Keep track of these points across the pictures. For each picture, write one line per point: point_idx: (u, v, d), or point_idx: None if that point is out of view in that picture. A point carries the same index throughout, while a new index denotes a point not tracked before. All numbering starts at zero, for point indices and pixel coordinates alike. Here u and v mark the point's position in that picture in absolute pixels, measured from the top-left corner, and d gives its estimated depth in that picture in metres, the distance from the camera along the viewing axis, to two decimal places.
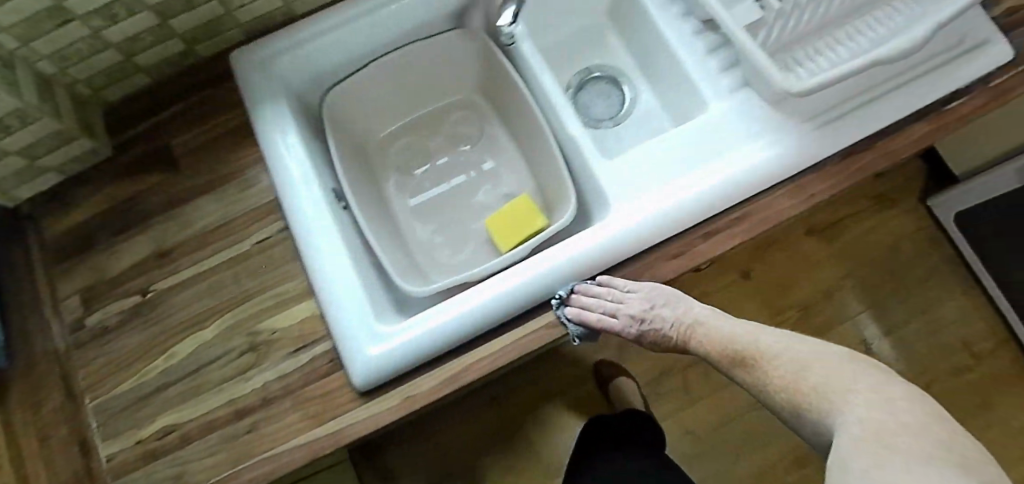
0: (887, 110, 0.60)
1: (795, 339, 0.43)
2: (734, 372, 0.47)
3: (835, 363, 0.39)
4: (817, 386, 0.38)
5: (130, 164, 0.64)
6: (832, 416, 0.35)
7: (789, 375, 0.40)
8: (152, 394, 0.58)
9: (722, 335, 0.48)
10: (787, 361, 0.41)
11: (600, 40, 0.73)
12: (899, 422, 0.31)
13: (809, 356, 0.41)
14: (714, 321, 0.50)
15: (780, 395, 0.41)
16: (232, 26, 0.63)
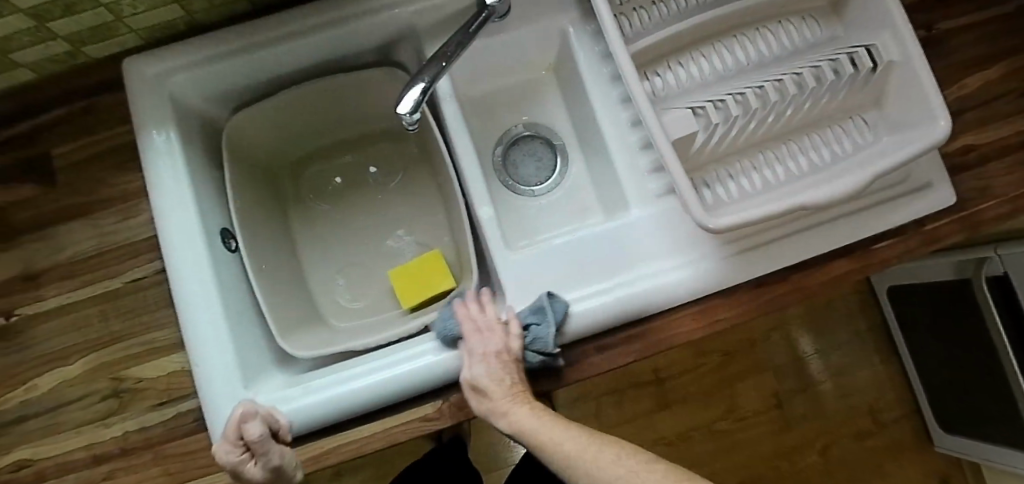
0: (811, 241, 0.57)
1: (556, 435, 0.44)
2: (527, 430, 0.46)
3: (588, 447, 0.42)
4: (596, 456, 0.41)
5: (5, 166, 0.59)
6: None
7: (561, 455, 0.43)
8: (12, 423, 0.56)
9: (533, 424, 0.46)
10: (557, 444, 0.44)
11: (540, 100, 0.69)
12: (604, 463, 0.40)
13: (550, 437, 0.44)
14: (519, 420, 0.46)
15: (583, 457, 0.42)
16: (126, 31, 0.57)
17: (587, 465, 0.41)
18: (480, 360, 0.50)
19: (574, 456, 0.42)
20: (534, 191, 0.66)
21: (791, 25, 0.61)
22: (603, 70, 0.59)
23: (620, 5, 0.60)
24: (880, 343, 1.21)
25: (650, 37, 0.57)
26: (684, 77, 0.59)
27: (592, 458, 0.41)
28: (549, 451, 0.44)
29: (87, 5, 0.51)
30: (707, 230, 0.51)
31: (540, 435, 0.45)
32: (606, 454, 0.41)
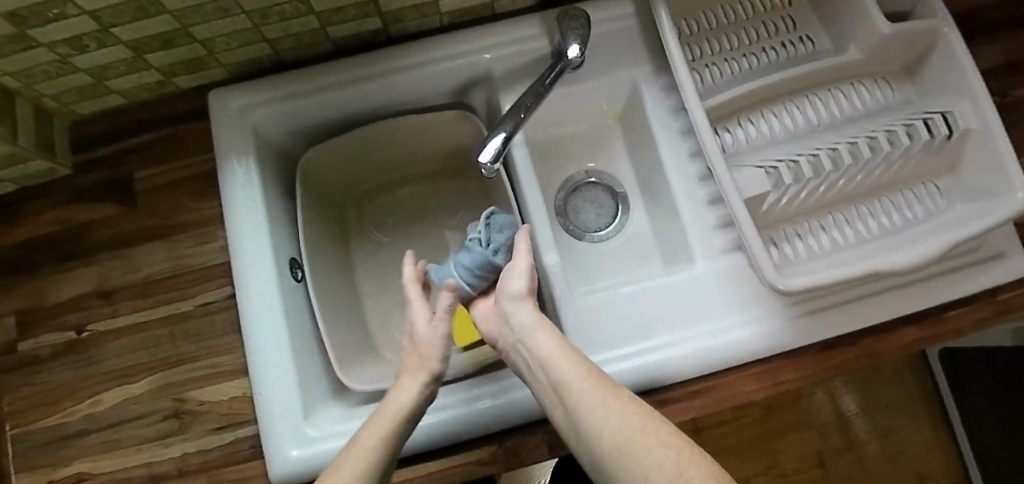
0: (886, 306, 0.56)
1: (577, 364, 0.42)
2: (548, 353, 0.44)
3: (612, 391, 0.39)
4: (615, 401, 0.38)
5: (92, 185, 0.62)
6: (604, 422, 0.37)
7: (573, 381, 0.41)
8: (75, 436, 0.57)
9: (556, 348, 0.44)
10: (571, 371, 0.42)
11: (605, 147, 0.70)
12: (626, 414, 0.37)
13: (567, 363, 0.42)
14: (541, 337, 0.45)
15: (600, 391, 0.39)
16: (216, 65, 0.59)
17: (604, 417, 0.38)
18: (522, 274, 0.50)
19: (590, 388, 0.40)
20: (594, 237, 0.68)
21: (864, 87, 0.61)
22: (674, 124, 0.60)
23: (694, 61, 0.61)
24: (928, 405, 1.16)
25: (725, 94, 0.58)
26: (755, 134, 0.59)
27: (603, 407, 0.38)
28: (564, 374, 0.42)
29: (185, 40, 0.54)
30: (778, 291, 0.50)
31: (555, 356, 0.43)
32: (620, 407, 0.38)
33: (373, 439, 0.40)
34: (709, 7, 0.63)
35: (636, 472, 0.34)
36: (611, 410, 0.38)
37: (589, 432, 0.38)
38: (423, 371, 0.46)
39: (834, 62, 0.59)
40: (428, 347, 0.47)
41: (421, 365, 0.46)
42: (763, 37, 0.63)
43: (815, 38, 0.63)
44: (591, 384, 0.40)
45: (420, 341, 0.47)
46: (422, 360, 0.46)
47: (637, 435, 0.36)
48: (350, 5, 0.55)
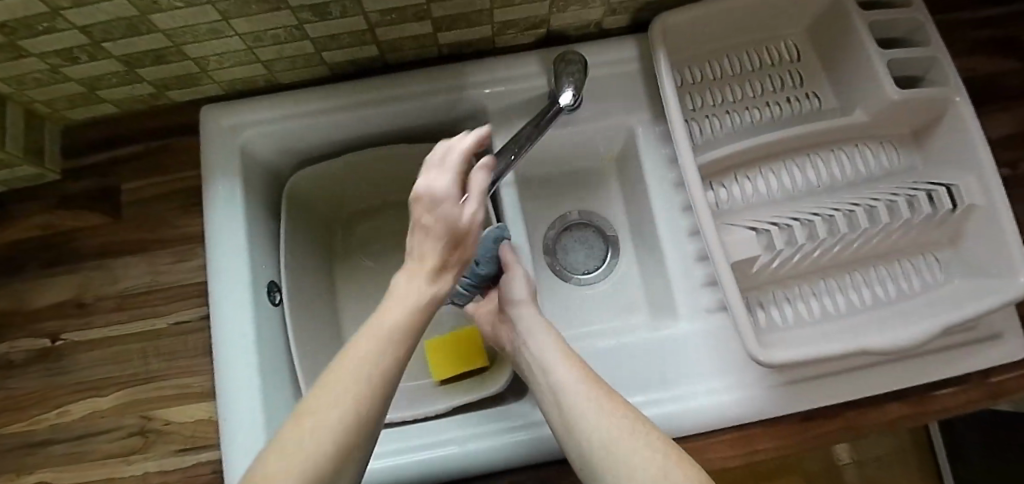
0: (877, 380, 0.54)
1: (572, 367, 0.44)
2: (547, 355, 0.46)
3: (604, 393, 0.42)
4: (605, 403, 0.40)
5: (79, 193, 0.61)
6: (594, 424, 0.39)
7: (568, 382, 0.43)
8: (39, 445, 0.57)
9: (554, 351, 0.46)
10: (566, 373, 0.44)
11: (599, 188, 0.69)
12: (615, 415, 0.39)
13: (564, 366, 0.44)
14: (542, 341, 0.48)
15: (591, 393, 0.41)
16: (210, 82, 0.59)
17: (595, 418, 0.39)
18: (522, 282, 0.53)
19: (583, 389, 0.42)
20: (580, 280, 0.66)
21: (868, 151, 0.59)
22: (668, 174, 0.59)
23: (693, 111, 0.59)
24: (924, 462, 1.08)
25: (721, 150, 0.56)
26: (751, 191, 0.58)
27: (596, 409, 0.40)
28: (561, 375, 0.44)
29: (178, 57, 0.53)
30: (758, 362, 0.49)
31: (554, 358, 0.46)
32: (611, 410, 0.40)
33: (398, 309, 0.35)
34: (714, 57, 0.61)
35: (623, 471, 0.36)
36: (601, 412, 0.40)
37: (579, 431, 0.40)
38: (451, 271, 0.40)
39: (839, 123, 0.57)
40: (461, 238, 0.40)
41: (450, 238, 0.39)
42: (767, 91, 0.61)
43: (822, 96, 0.61)
44: (584, 387, 0.42)
45: (457, 194, 0.40)
46: (452, 257, 0.40)
47: (625, 435, 0.37)
48: (345, 32, 0.54)
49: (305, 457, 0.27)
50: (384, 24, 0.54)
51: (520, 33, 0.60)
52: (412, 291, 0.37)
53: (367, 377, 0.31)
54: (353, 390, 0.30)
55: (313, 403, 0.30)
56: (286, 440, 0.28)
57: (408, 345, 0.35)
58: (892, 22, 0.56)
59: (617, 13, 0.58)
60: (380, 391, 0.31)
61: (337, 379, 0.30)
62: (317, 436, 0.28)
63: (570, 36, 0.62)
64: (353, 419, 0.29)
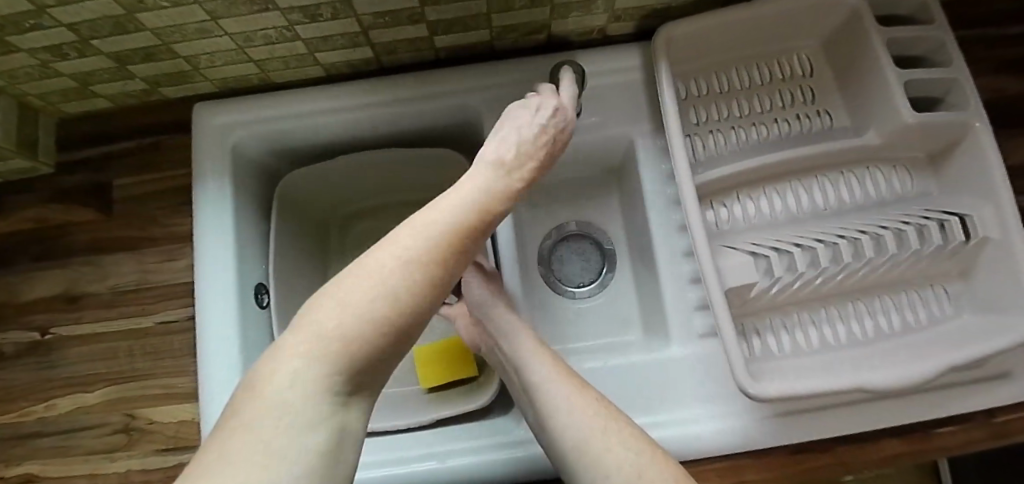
0: (875, 416, 0.51)
1: (543, 363, 0.43)
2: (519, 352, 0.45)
3: (577, 388, 0.40)
4: (577, 399, 0.39)
5: (72, 187, 0.61)
6: (566, 422, 0.38)
7: (540, 379, 0.42)
8: (27, 437, 0.58)
9: (523, 348, 0.45)
10: (539, 369, 0.42)
11: (598, 200, 0.67)
12: (588, 411, 0.38)
13: (535, 364, 0.43)
14: (513, 339, 0.46)
15: (563, 390, 0.40)
16: (202, 80, 0.58)
17: (568, 416, 0.38)
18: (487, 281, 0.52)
19: (555, 388, 0.40)
20: (573, 294, 0.65)
21: (881, 174, 0.56)
22: (666, 191, 0.57)
23: (696, 125, 0.57)
24: None
25: (723, 169, 0.53)
26: (753, 212, 0.55)
27: (572, 403, 0.39)
28: (535, 371, 0.43)
29: (168, 55, 0.52)
30: (748, 394, 0.47)
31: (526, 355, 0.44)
32: (583, 406, 0.38)
33: (464, 200, 0.33)
34: (721, 68, 0.59)
35: (597, 472, 0.34)
36: (575, 409, 0.38)
37: (555, 429, 0.38)
38: (524, 183, 0.39)
39: (850, 144, 0.54)
40: (534, 155, 0.41)
41: (525, 163, 0.40)
42: (776, 106, 0.58)
43: (834, 114, 0.58)
44: (556, 383, 0.41)
45: (537, 121, 0.43)
46: (524, 171, 0.40)
47: (598, 435, 0.36)
48: (338, 34, 0.53)
49: (340, 343, 0.25)
50: (377, 27, 0.52)
51: (519, 37, 0.58)
52: (483, 181, 0.36)
53: (423, 262, 0.28)
54: (408, 273, 0.27)
55: (367, 265, 0.28)
56: (325, 315, 0.26)
57: (462, 241, 0.31)
58: (912, 39, 0.52)
59: (621, 20, 0.56)
60: (432, 286, 0.28)
61: (393, 249, 0.28)
62: (360, 315, 0.26)
63: (572, 42, 0.60)
64: (402, 312, 0.27)
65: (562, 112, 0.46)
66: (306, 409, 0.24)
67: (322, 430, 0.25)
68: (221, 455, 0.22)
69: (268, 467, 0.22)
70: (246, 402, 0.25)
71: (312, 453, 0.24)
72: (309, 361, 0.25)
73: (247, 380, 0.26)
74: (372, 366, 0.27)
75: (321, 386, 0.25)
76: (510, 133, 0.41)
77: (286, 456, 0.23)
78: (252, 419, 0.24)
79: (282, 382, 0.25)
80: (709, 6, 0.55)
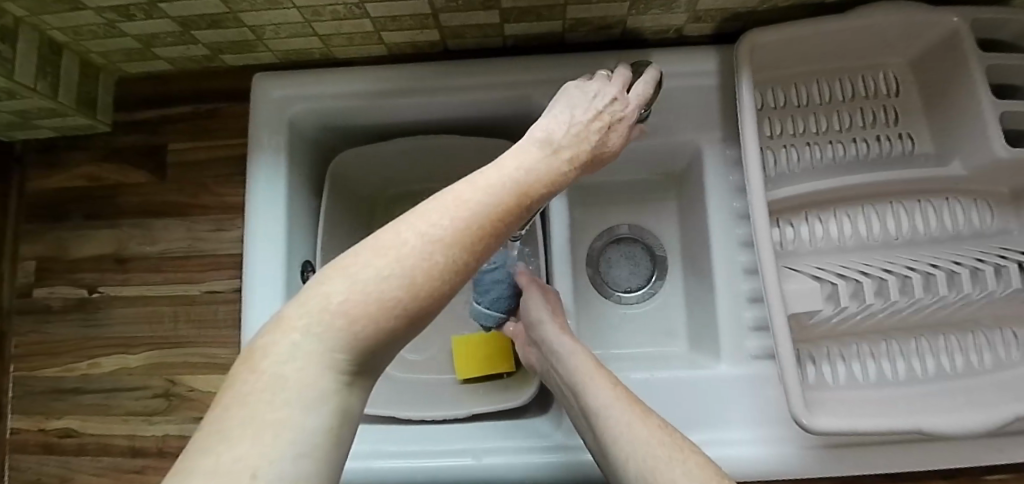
0: (929, 457, 0.49)
1: (603, 386, 0.41)
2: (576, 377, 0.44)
3: (642, 416, 0.38)
4: (639, 423, 0.37)
5: (127, 148, 0.61)
6: (626, 451, 0.36)
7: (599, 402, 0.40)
8: (70, 391, 0.59)
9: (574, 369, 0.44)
10: (598, 393, 0.41)
11: (654, 204, 0.65)
12: (649, 440, 0.35)
13: (592, 387, 0.42)
14: (565, 358, 0.46)
15: (622, 417, 0.38)
16: (264, 50, 0.56)
17: (629, 441, 0.36)
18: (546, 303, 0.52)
19: (614, 412, 0.39)
20: (619, 299, 0.63)
21: (960, 206, 0.53)
22: (733, 204, 0.55)
23: (770, 138, 0.55)
24: None
25: (794, 187, 0.51)
26: (821, 235, 0.53)
27: (638, 432, 0.36)
28: (595, 394, 0.41)
29: (234, 23, 0.51)
30: (800, 423, 0.45)
31: (580, 376, 0.43)
32: (641, 430, 0.36)
33: (503, 180, 0.30)
34: (801, 80, 0.56)
35: None
36: (634, 435, 0.36)
37: (615, 456, 0.36)
38: (575, 168, 0.36)
39: (933, 173, 0.51)
40: (588, 138, 0.37)
41: (580, 145, 0.36)
42: (856, 125, 0.55)
43: (917, 137, 0.55)
44: (617, 410, 0.39)
45: (592, 103, 0.39)
46: (577, 154, 0.36)
47: (657, 464, 0.33)
48: (408, 15, 0.51)
49: (345, 319, 0.23)
50: (447, 10, 0.50)
51: (592, 31, 0.56)
52: (526, 160, 0.32)
53: (446, 241, 0.25)
54: (427, 250, 0.25)
55: (381, 243, 0.25)
56: (331, 291, 0.24)
57: (493, 229, 0.28)
58: (1014, 68, 0.49)
59: (701, 21, 0.53)
60: (454, 268, 0.25)
61: (414, 225, 0.25)
62: (368, 293, 0.23)
63: (646, 40, 0.57)
64: (417, 294, 0.24)
65: (617, 99, 0.42)
66: (310, 383, 0.22)
67: (329, 403, 0.23)
68: (218, 425, 0.21)
69: (271, 433, 0.20)
70: (241, 380, 0.22)
71: (319, 424, 0.22)
72: (308, 336, 0.23)
73: (246, 351, 0.24)
74: (380, 349, 0.25)
75: (327, 361, 0.23)
76: (563, 110, 0.38)
77: (288, 426, 0.21)
78: (250, 391, 0.21)
79: (279, 355, 0.23)
80: (797, 14, 0.52)
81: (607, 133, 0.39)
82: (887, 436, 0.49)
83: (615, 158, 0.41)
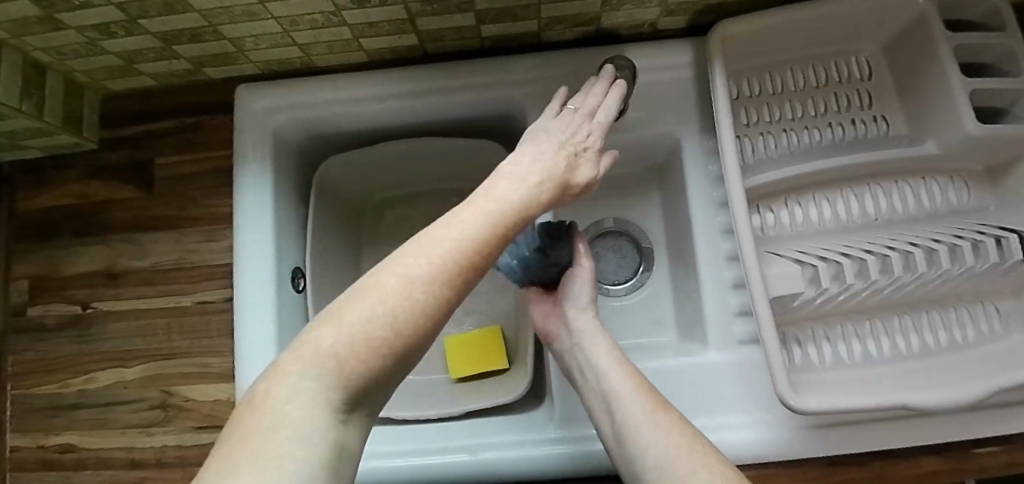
0: (917, 432, 0.50)
1: (625, 378, 0.42)
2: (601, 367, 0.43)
3: (659, 410, 0.38)
4: (660, 413, 0.38)
5: (114, 164, 0.62)
6: (644, 442, 0.36)
7: (620, 392, 0.41)
8: (68, 407, 0.60)
9: (602, 359, 0.44)
10: (619, 384, 0.41)
11: (638, 198, 0.66)
12: (670, 432, 0.36)
13: (615, 379, 0.42)
14: (590, 349, 0.45)
15: (642, 409, 0.39)
16: (245, 61, 0.57)
17: (648, 432, 0.37)
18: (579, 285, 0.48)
19: (636, 402, 0.39)
20: (609, 292, 0.64)
21: (936, 185, 0.54)
22: (713, 193, 0.56)
23: (747, 126, 0.55)
24: None
25: (772, 173, 0.52)
26: (801, 219, 0.54)
27: (653, 425, 0.37)
28: (616, 387, 0.41)
29: (214, 37, 0.52)
30: (786, 404, 0.46)
31: (602, 368, 0.43)
32: (661, 422, 0.37)
33: (481, 215, 0.30)
34: (775, 69, 0.57)
35: None
36: (654, 428, 0.37)
37: (632, 446, 0.37)
38: (547, 194, 0.35)
39: (909, 153, 0.52)
40: (557, 167, 0.37)
41: (548, 173, 0.36)
42: (830, 110, 0.56)
43: (891, 120, 0.56)
44: (637, 402, 0.39)
45: (557, 137, 0.39)
46: (547, 182, 0.35)
47: (678, 452, 0.34)
48: (385, 21, 0.51)
49: (336, 361, 0.24)
50: (424, 14, 0.51)
51: (567, 29, 0.56)
52: (496, 195, 0.32)
53: (429, 278, 0.26)
54: (410, 286, 0.25)
55: (367, 286, 0.26)
56: (321, 334, 0.24)
57: (480, 260, 0.29)
58: (982, 46, 0.50)
59: (674, 14, 0.54)
60: (440, 302, 0.26)
61: (396, 268, 0.26)
62: (356, 332, 0.24)
63: (621, 35, 0.58)
64: (402, 334, 0.25)
65: (584, 130, 0.41)
66: (308, 421, 0.23)
67: (326, 439, 0.23)
68: (221, 462, 0.21)
69: (275, 465, 0.20)
70: (239, 426, 0.23)
71: (320, 460, 0.22)
72: (303, 377, 0.23)
73: (242, 402, 0.24)
74: (373, 386, 0.25)
75: (321, 400, 0.23)
76: (527, 148, 0.38)
77: (290, 464, 0.21)
78: (250, 435, 0.22)
79: (275, 399, 0.23)
80: (768, 3, 0.53)
81: (575, 164, 0.39)
82: (873, 414, 0.50)
83: (587, 189, 0.40)
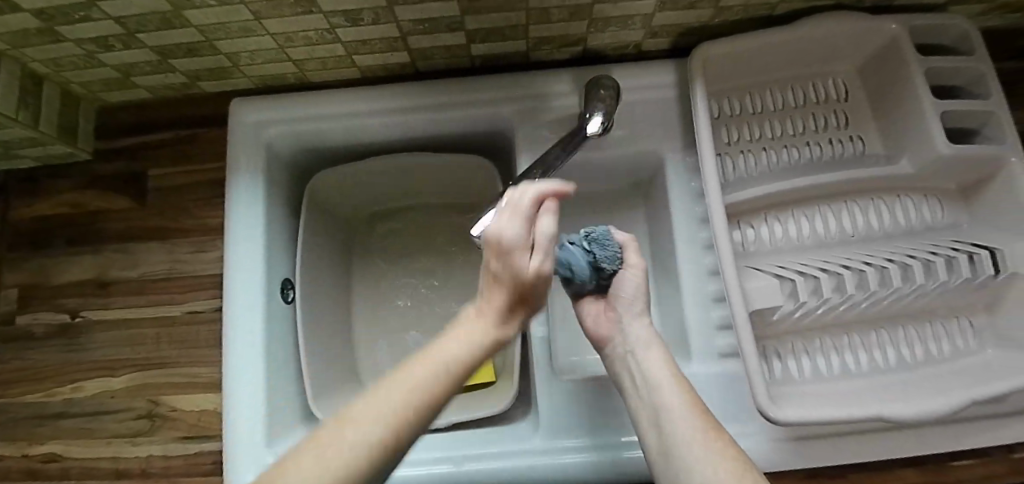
0: (896, 444, 0.51)
1: (674, 391, 0.39)
2: (648, 377, 0.41)
3: (712, 430, 0.36)
4: (713, 435, 0.35)
5: (107, 175, 0.63)
6: (691, 463, 0.34)
7: (667, 405, 0.38)
8: (54, 416, 0.59)
9: (651, 367, 0.41)
10: (670, 395, 0.39)
11: (624, 213, 0.67)
12: (722, 456, 0.33)
13: (665, 389, 0.39)
14: (639, 357, 0.42)
15: (690, 426, 0.36)
16: (240, 76, 0.58)
17: (697, 453, 0.34)
18: (628, 288, 0.45)
19: (686, 418, 0.37)
20: None
21: (911, 202, 0.56)
22: (695, 209, 0.57)
23: (728, 145, 0.57)
24: None
25: (753, 190, 0.53)
26: (781, 234, 0.55)
27: (703, 443, 0.35)
28: (664, 399, 0.39)
29: (210, 52, 0.53)
30: (764, 415, 0.47)
31: (653, 378, 0.40)
32: (713, 445, 0.34)
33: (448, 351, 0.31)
34: (755, 89, 0.59)
35: None
36: (703, 448, 0.34)
37: (676, 465, 0.35)
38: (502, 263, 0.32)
39: (885, 172, 0.54)
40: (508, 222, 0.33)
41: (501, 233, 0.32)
42: (809, 129, 0.58)
43: (867, 139, 0.58)
44: (687, 419, 0.37)
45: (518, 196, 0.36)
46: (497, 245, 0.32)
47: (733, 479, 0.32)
48: (378, 38, 0.53)
49: None
50: (415, 33, 0.52)
51: (555, 49, 0.58)
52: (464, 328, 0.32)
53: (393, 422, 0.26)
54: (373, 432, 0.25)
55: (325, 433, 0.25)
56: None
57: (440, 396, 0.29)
58: (952, 70, 0.52)
59: (658, 36, 0.56)
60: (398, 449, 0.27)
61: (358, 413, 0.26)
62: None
63: (607, 56, 0.60)
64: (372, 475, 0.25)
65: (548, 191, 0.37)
66: None
67: None
68: None
69: None
70: None
71: None
72: None
73: None
74: None
75: None
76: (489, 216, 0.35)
77: None
78: None
79: None
80: (747, 26, 0.55)
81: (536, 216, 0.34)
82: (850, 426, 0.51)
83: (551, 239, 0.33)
